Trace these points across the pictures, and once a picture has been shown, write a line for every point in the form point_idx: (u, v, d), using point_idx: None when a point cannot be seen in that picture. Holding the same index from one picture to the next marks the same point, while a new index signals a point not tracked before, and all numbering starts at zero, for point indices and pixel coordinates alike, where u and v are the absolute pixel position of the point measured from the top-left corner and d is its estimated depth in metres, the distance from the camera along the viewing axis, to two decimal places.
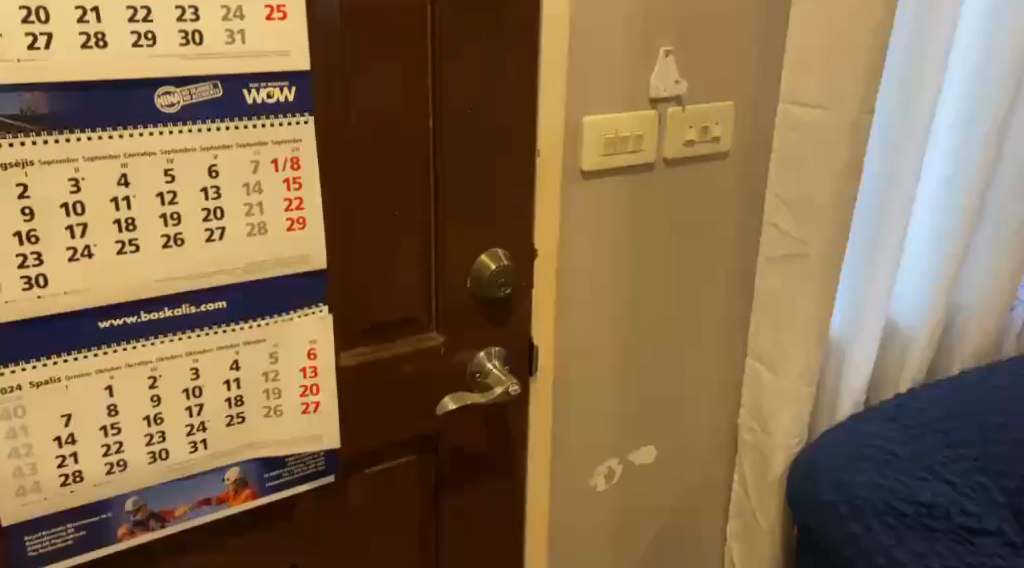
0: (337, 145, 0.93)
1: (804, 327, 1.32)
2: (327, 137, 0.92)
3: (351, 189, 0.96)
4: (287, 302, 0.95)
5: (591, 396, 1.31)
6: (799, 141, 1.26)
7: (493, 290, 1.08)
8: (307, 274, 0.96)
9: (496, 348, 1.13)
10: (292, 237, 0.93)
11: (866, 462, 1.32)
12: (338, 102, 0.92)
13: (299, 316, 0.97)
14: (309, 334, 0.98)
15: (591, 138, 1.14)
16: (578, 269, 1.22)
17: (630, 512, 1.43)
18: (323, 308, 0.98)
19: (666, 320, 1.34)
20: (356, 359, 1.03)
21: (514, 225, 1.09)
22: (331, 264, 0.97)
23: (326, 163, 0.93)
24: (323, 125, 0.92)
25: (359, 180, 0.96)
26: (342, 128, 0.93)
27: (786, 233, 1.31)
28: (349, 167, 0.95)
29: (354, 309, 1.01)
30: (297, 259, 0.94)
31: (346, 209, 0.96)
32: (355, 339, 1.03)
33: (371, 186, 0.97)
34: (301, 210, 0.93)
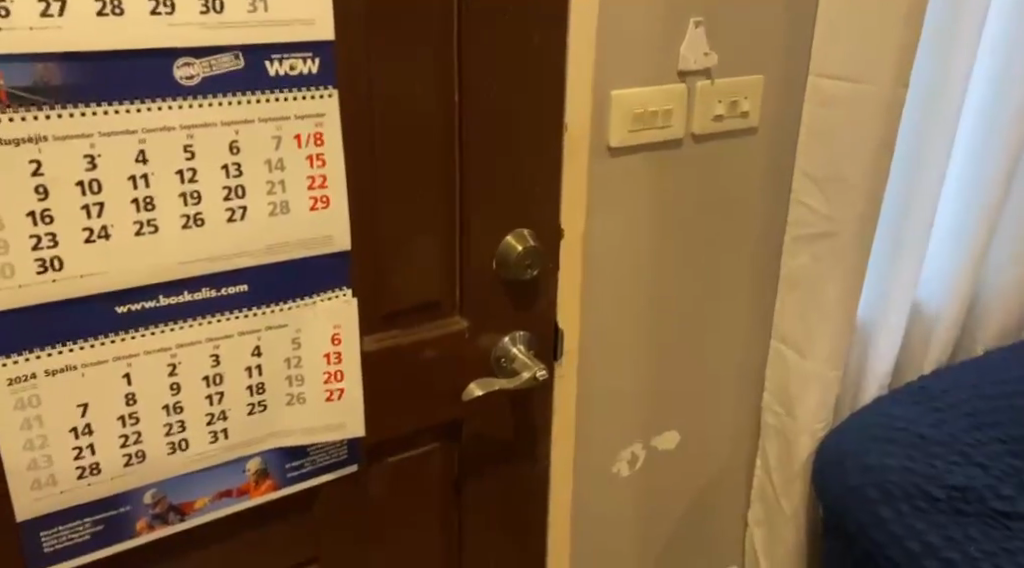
0: (361, 123, 0.89)
1: (832, 308, 1.30)
2: (351, 112, 0.88)
3: (375, 169, 0.92)
4: (310, 285, 0.91)
5: (614, 381, 1.28)
6: (832, 115, 1.21)
7: (519, 272, 1.05)
8: (331, 256, 0.92)
9: (520, 332, 1.10)
10: (316, 216, 0.89)
11: (893, 446, 1.29)
12: (362, 75, 0.87)
13: (323, 300, 0.93)
14: (332, 319, 0.93)
15: (619, 113, 1.10)
16: (602, 249, 1.18)
17: (652, 499, 1.40)
18: (347, 292, 0.94)
19: (691, 303, 1.31)
20: (380, 346, 0.99)
21: (540, 205, 1.05)
22: (354, 246, 0.93)
23: (349, 142, 0.89)
24: (346, 102, 0.87)
25: (383, 160, 0.92)
26: (364, 105, 0.88)
27: (815, 211, 1.27)
28: (372, 147, 0.90)
29: (377, 294, 0.97)
30: (320, 240, 0.90)
31: (370, 190, 0.92)
32: (378, 325, 0.99)
33: (395, 166, 0.93)
34: (325, 189, 0.89)
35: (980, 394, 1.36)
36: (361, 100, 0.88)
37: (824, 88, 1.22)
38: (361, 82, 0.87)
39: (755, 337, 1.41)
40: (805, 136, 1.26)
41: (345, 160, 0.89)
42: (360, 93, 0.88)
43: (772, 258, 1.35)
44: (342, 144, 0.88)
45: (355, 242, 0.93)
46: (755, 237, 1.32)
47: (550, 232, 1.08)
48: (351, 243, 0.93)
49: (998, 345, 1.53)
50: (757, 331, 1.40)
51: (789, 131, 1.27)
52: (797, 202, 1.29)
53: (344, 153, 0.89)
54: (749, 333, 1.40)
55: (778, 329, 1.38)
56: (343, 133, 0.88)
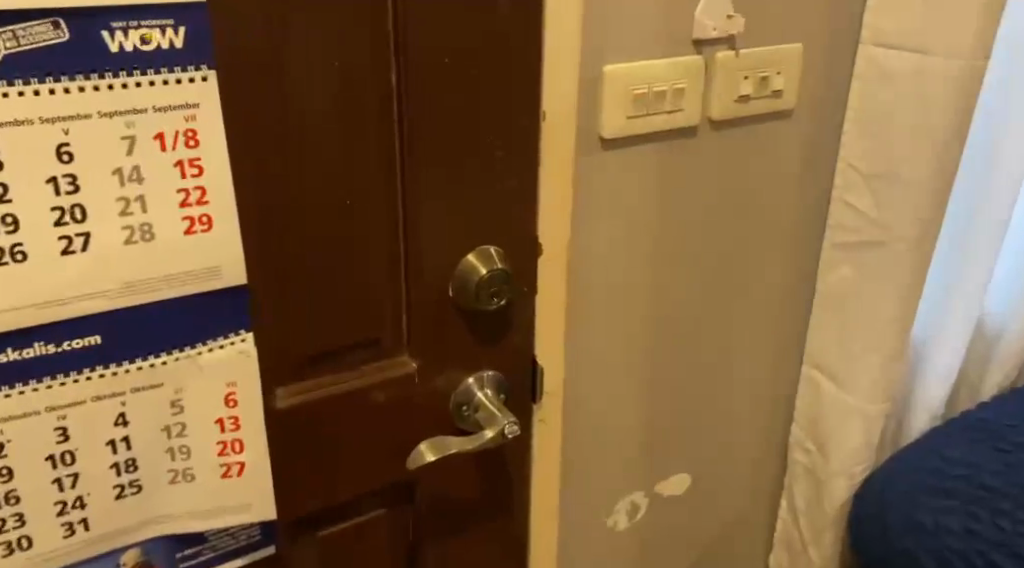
0: (258, 115, 0.66)
1: (879, 335, 1.06)
2: (242, 104, 0.65)
3: (282, 175, 0.69)
4: (193, 332, 0.69)
5: (612, 422, 1.04)
6: (890, 94, 0.97)
7: (482, 302, 0.81)
8: (214, 293, 0.69)
9: (488, 374, 0.87)
10: (191, 241, 0.66)
11: (951, 500, 1.05)
12: (257, 52, 0.64)
13: (211, 349, 0.70)
14: (224, 375, 0.71)
15: (616, 95, 0.84)
16: (594, 270, 0.93)
17: (655, 550, 1.18)
18: (242, 334, 0.71)
19: (709, 325, 1.07)
20: (300, 401, 0.77)
21: (510, 216, 0.82)
22: (254, 277, 0.70)
23: (242, 140, 0.66)
24: (235, 86, 0.64)
25: (293, 163, 0.69)
26: (261, 90, 0.65)
27: (863, 215, 1.03)
28: (275, 146, 0.67)
29: (290, 335, 0.75)
30: (202, 273, 0.67)
31: (276, 203, 0.69)
32: (294, 372, 0.77)
33: (311, 169, 0.70)
34: (205, 205, 0.66)
35: None
36: (257, 84, 0.65)
37: (879, 60, 0.97)
38: (253, 59, 0.64)
39: (785, 362, 1.16)
40: (852, 120, 1.01)
41: (237, 164, 0.66)
42: (252, 74, 0.64)
43: (808, 269, 1.11)
44: (230, 142, 0.65)
45: (259, 271, 0.70)
46: (789, 244, 1.07)
47: (523, 248, 0.84)
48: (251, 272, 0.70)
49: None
50: (789, 355, 1.16)
51: (832, 112, 1.01)
52: (840, 202, 1.04)
53: (236, 155, 0.66)
54: (779, 356, 1.15)
55: (811, 352, 1.15)
56: (229, 129, 0.65)
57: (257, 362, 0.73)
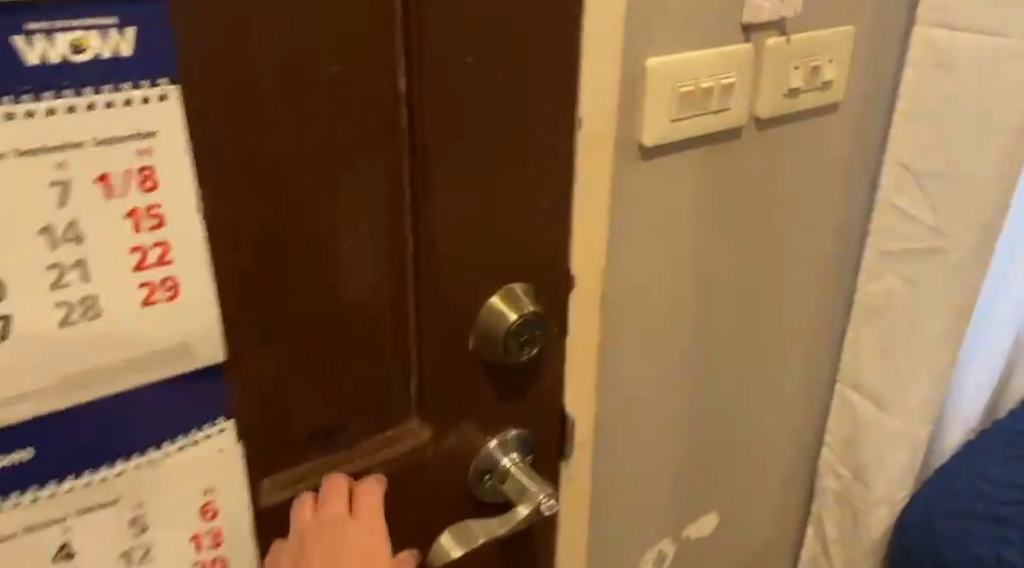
0: (233, 139, 0.49)
1: (928, 351, 0.96)
2: (214, 131, 0.49)
3: (266, 215, 0.53)
4: (158, 430, 0.52)
5: (643, 465, 0.92)
6: (949, 84, 0.85)
7: (512, 353, 0.66)
8: (182, 379, 0.52)
9: (512, 433, 0.71)
10: (151, 314, 0.50)
11: (1007, 528, 0.97)
12: (231, 62, 0.48)
13: (181, 448, 0.54)
14: (200, 483, 0.55)
15: (661, 94, 0.71)
16: (635, 297, 0.80)
17: None
18: (220, 424, 0.55)
19: (742, 348, 0.94)
20: (291, 496, 0.62)
21: (544, 248, 0.66)
22: (234, 349, 0.55)
23: (213, 172, 0.49)
24: (201, 102, 0.48)
25: (279, 198, 0.53)
26: (235, 106, 0.49)
27: (916, 219, 0.92)
28: (256, 178, 0.51)
29: (280, 412, 0.59)
30: (168, 354, 0.51)
31: (260, 251, 0.53)
32: (283, 457, 0.61)
33: (302, 204, 0.54)
34: (169, 264, 0.49)
35: None
36: (231, 98, 0.48)
37: (937, 43, 0.85)
38: (222, 66, 0.48)
39: (815, 380, 1.06)
40: (902, 113, 0.89)
41: (208, 205, 0.50)
42: (222, 85, 0.48)
43: (845, 279, 1.00)
44: (198, 176, 0.49)
45: (239, 337, 0.55)
46: (826, 254, 0.96)
47: (557, 285, 0.69)
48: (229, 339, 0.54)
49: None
50: (821, 372, 1.05)
51: (879, 103, 0.90)
52: (886, 204, 0.93)
53: (206, 192, 0.50)
54: (811, 373, 1.04)
55: (847, 368, 1.04)
56: (198, 158, 0.49)
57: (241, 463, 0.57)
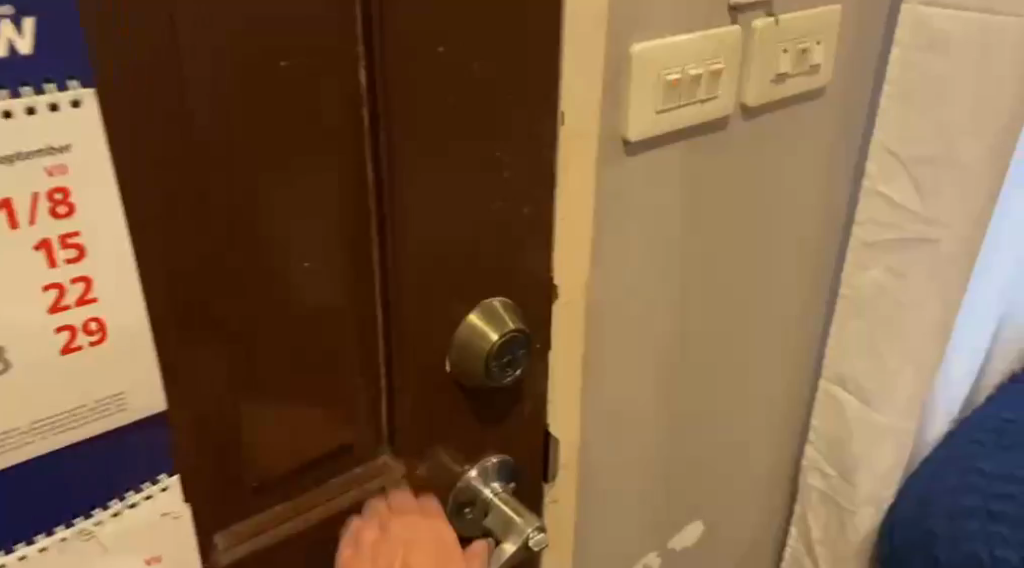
0: (167, 148, 0.43)
1: (915, 344, 0.92)
2: (148, 149, 0.43)
3: (207, 232, 0.47)
4: (88, 494, 0.46)
5: (622, 472, 0.89)
6: (937, 65, 0.81)
7: (493, 377, 0.60)
8: (113, 435, 0.46)
9: (493, 461, 0.65)
10: (75, 365, 0.43)
11: (999, 525, 0.93)
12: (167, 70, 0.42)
13: (115, 512, 0.48)
14: (141, 549, 0.50)
15: (644, 84, 0.67)
16: (618, 296, 0.77)
17: None
18: (160, 482, 0.49)
19: (722, 347, 0.91)
20: (247, 552, 0.55)
21: (524, 257, 0.60)
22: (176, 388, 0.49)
23: (144, 188, 0.43)
24: (127, 106, 0.41)
25: (222, 213, 0.47)
26: (169, 111, 0.43)
27: (901, 207, 0.88)
28: (194, 192, 0.45)
29: (231, 451, 0.53)
30: (95, 409, 0.45)
31: (201, 273, 0.47)
32: (235, 506, 0.55)
33: (247, 219, 0.48)
34: (92, 302, 0.43)
35: None
36: (163, 102, 0.42)
37: (928, 22, 0.80)
38: (151, 64, 0.41)
39: (798, 376, 1.03)
40: (890, 96, 0.85)
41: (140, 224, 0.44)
42: (152, 87, 0.42)
43: (828, 274, 0.96)
44: (126, 193, 0.43)
45: (181, 370, 0.49)
46: (808, 249, 0.92)
47: (539, 297, 0.63)
48: (169, 372, 0.48)
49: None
50: (802, 369, 1.02)
51: (862, 88, 0.86)
52: (871, 191, 0.89)
53: (134, 211, 0.43)
54: (793, 370, 1.02)
55: (831, 362, 1.00)
56: (123, 174, 0.42)
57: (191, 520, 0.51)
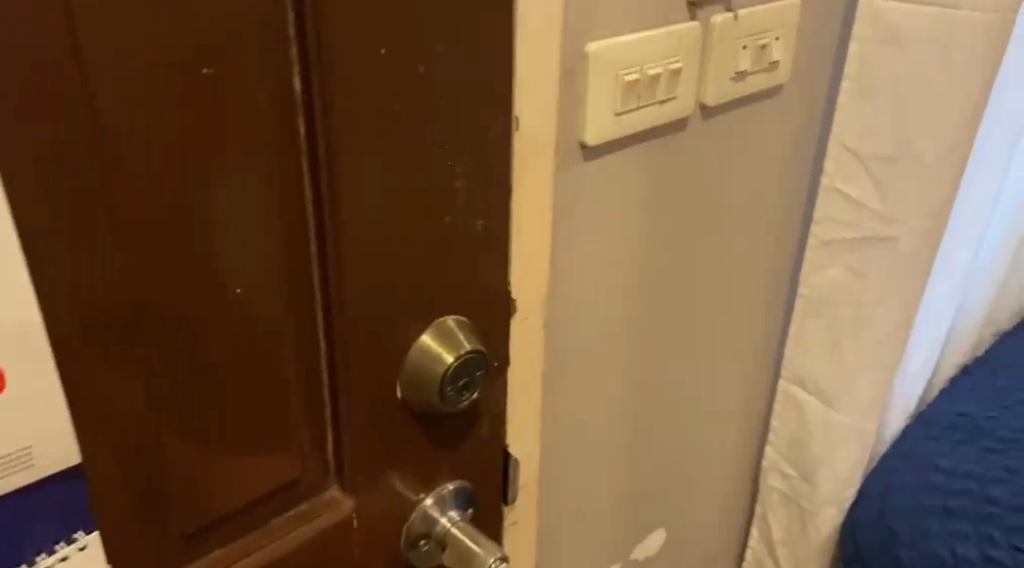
0: (70, 165, 0.38)
1: (874, 344, 0.91)
2: (53, 171, 0.38)
3: (121, 257, 0.41)
4: None
5: (582, 485, 0.86)
6: (895, 60, 0.79)
7: (449, 402, 0.56)
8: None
9: (449, 488, 0.62)
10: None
11: (959, 522, 0.91)
12: (74, 84, 0.37)
13: None
14: None
15: (601, 86, 0.64)
16: (576, 306, 0.74)
17: None
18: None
19: (682, 353, 0.89)
20: None
21: (478, 271, 0.57)
22: (91, 430, 0.44)
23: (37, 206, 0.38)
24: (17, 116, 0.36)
25: (138, 236, 0.42)
26: (73, 123, 0.38)
27: (860, 205, 0.86)
28: (103, 212, 0.40)
29: (161, 497, 0.48)
30: None
31: (114, 302, 0.42)
32: (166, 556, 0.50)
33: (169, 241, 0.43)
34: None
35: None
36: (64, 112, 0.37)
37: (886, 15, 0.78)
38: (46, 69, 0.36)
39: (756, 377, 1.01)
40: (849, 91, 0.82)
41: (33, 248, 0.39)
42: (47, 94, 0.37)
43: (785, 274, 0.95)
44: (19, 214, 0.38)
45: (93, 407, 0.44)
46: (765, 250, 0.91)
47: (496, 315, 0.60)
48: (77, 407, 0.43)
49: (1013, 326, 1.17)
50: (759, 370, 1.01)
51: (818, 84, 0.84)
52: (828, 190, 0.87)
53: (35, 240, 0.39)
54: (751, 371, 1.00)
55: (791, 363, 0.99)
56: (21, 195, 0.38)
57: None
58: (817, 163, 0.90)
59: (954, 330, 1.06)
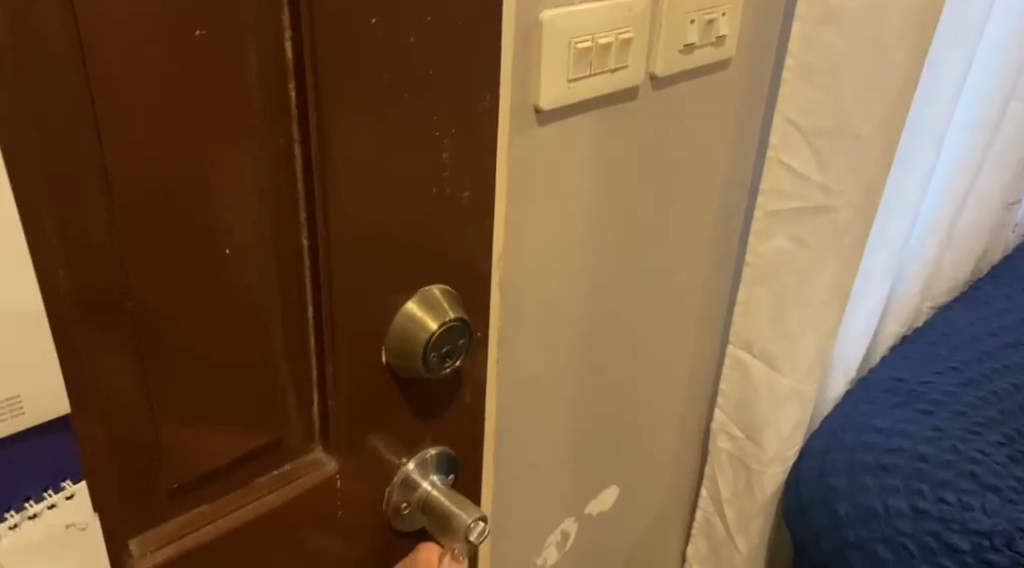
0: (61, 125, 0.40)
1: (816, 309, 0.95)
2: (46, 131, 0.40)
3: (111, 209, 0.43)
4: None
5: (541, 443, 0.90)
6: (835, 37, 0.83)
7: (432, 368, 0.58)
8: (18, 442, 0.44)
9: (432, 453, 0.64)
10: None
11: (892, 477, 0.94)
12: (67, 46, 0.39)
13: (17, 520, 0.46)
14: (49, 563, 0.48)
15: (556, 51, 0.66)
16: (534, 268, 0.77)
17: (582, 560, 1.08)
18: (63, 490, 0.47)
19: (635, 317, 0.92)
20: (167, 552, 0.52)
21: (459, 238, 0.59)
22: (84, 390, 0.45)
23: (31, 159, 0.40)
24: (15, 67, 0.38)
25: (129, 190, 0.43)
26: (63, 85, 0.39)
27: (803, 177, 0.90)
28: (95, 171, 0.42)
29: (147, 451, 0.49)
30: None
31: (101, 255, 0.43)
32: (150, 511, 0.51)
33: (159, 198, 0.44)
34: None
35: (996, 390, 1.00)
36: (58, 73, 0.39)
37: None
38: (42, 24, 0.38)
39: (705, 341, 1.06)
40: (792, 68, 0.87)
41: (30, 203, 0.40)
42: (42, 48, 0.38)
43: (733, 242, 1.00)
44: (14, 172, 0.39)
45: (87, 363, 0.45)
46: (713, 219, 0.95)
47: (475, 281, 0.62)
48: (68, 361, 0.44)
49: (950, 299, 1.24)
50: (708, 333, 1.06)
51: (764, 60, 0.89)
52: (773, 161, 0.91)
53: (27, 198, 0.40)
54: (700, 335, 1.05)
55: (738, 328, 1.03)
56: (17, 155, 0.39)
57: (103, 522, 0.49)
58: (763, 137, 0.94)
59: (889, 297, 1.14)
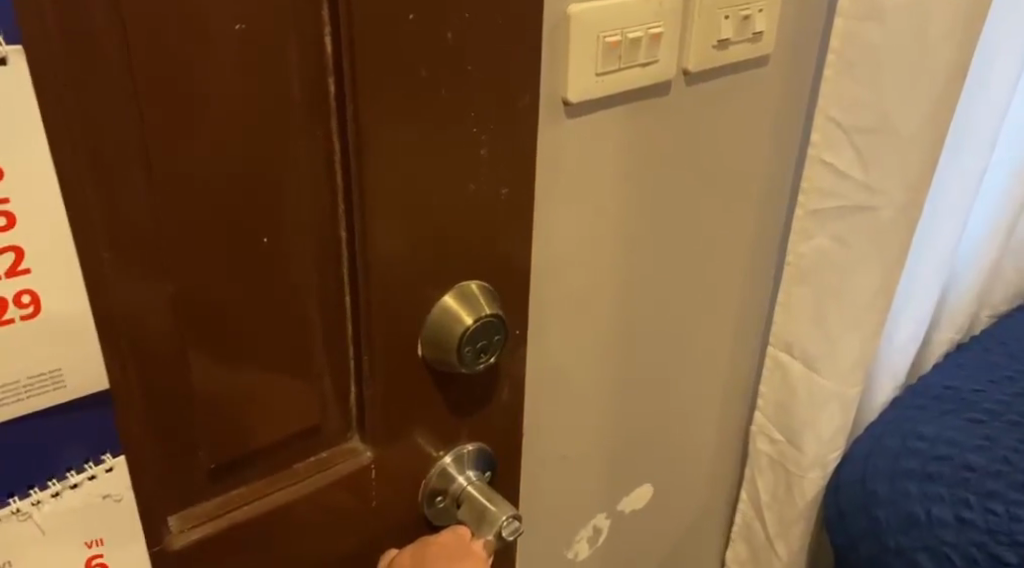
0: (106, 116, 0.41)
1: (858, 311, 0.94)
2: (92, 124, 0.41)
3: (152, 197, 0.44)
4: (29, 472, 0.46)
5: (572, 437, 0.90)
6: (876, 33, 0.82)
7: (467, 364, 0.58)
8: (48, 413, 0.45)
9: (469, 448, 0.64)
10: (13, 338, 0.42)
11: (937, 486, 0.91)
12: (113, 42, 0.40)
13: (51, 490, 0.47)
14: (82, 531, 0.49)
15: (584, 44, 0.67)
16: (567, 262, 0.77)
17: (616, 560, 1.08)
18: (104, 462, 0.48)
19: (671, 315, 0.92)
20: (204, 533, 0.53)
21: (496, 234, 0.59)
22: (126, 374, 0.47)
23: (76, 150, 0.41)
24: (62, 60, 0.39)
25: (170, 179, 0.44)
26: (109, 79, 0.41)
27: (844, 176, 0.89)
28: (139, 162, 0.43)
29: (187, 434, 0.51)
30: (29, 386, 0.44)
31: (143, 244, 0.45)
32: (189, 490, 0.53)
33: (198, 188, 0.45)
34: (24, 274, 0.42)
35: None
36: (102, 67, 0.40)
37: None
38: (89, 20, 0.39)
39: (744, 342, 1.06)
40: (832, 65, 0.86)
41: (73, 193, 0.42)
42: (88, 43, 0.40)
43: (772, 242, 0.99)
44: (57, 163, 0.41)
45: (129, 349, 0.46)
46: (753, 219, 0.95)
47: (512, 279, 0.62)
48: (108, 347, 0.45)
49: (1010, 308, 1.21)
50: (748, 334, 1.05)
51: (806, 58, 0.88)
52: (815, 159, 0.90)
53: (71, 189, 0.41)
54: (738, 335, 1.04)
55: (778, 330, 1.02)
56: (58, 145, 0.40)
57: (141, 500, 0.50)
58: (803, 135, 0.93)
59: (940, 300, 1.12)
